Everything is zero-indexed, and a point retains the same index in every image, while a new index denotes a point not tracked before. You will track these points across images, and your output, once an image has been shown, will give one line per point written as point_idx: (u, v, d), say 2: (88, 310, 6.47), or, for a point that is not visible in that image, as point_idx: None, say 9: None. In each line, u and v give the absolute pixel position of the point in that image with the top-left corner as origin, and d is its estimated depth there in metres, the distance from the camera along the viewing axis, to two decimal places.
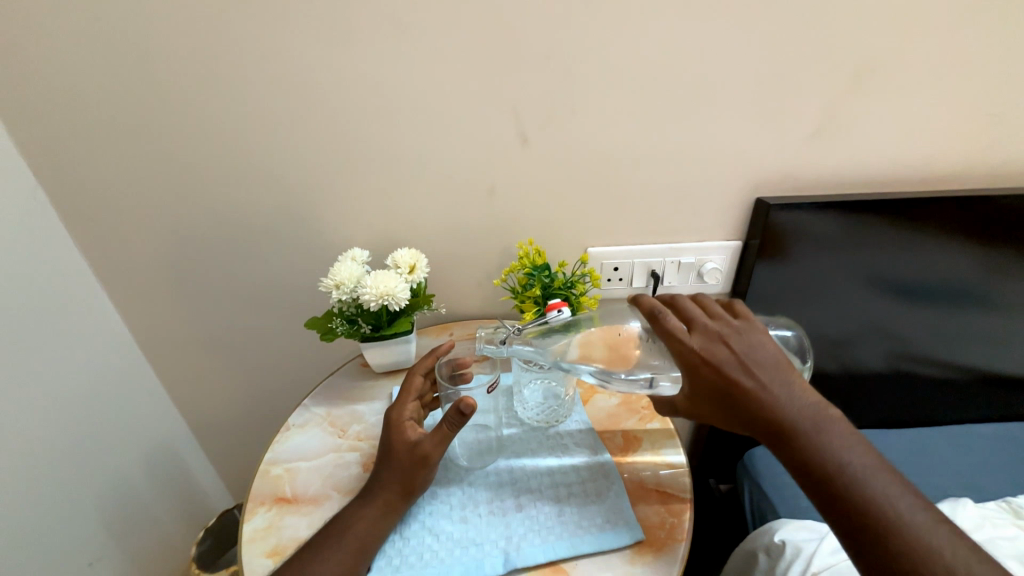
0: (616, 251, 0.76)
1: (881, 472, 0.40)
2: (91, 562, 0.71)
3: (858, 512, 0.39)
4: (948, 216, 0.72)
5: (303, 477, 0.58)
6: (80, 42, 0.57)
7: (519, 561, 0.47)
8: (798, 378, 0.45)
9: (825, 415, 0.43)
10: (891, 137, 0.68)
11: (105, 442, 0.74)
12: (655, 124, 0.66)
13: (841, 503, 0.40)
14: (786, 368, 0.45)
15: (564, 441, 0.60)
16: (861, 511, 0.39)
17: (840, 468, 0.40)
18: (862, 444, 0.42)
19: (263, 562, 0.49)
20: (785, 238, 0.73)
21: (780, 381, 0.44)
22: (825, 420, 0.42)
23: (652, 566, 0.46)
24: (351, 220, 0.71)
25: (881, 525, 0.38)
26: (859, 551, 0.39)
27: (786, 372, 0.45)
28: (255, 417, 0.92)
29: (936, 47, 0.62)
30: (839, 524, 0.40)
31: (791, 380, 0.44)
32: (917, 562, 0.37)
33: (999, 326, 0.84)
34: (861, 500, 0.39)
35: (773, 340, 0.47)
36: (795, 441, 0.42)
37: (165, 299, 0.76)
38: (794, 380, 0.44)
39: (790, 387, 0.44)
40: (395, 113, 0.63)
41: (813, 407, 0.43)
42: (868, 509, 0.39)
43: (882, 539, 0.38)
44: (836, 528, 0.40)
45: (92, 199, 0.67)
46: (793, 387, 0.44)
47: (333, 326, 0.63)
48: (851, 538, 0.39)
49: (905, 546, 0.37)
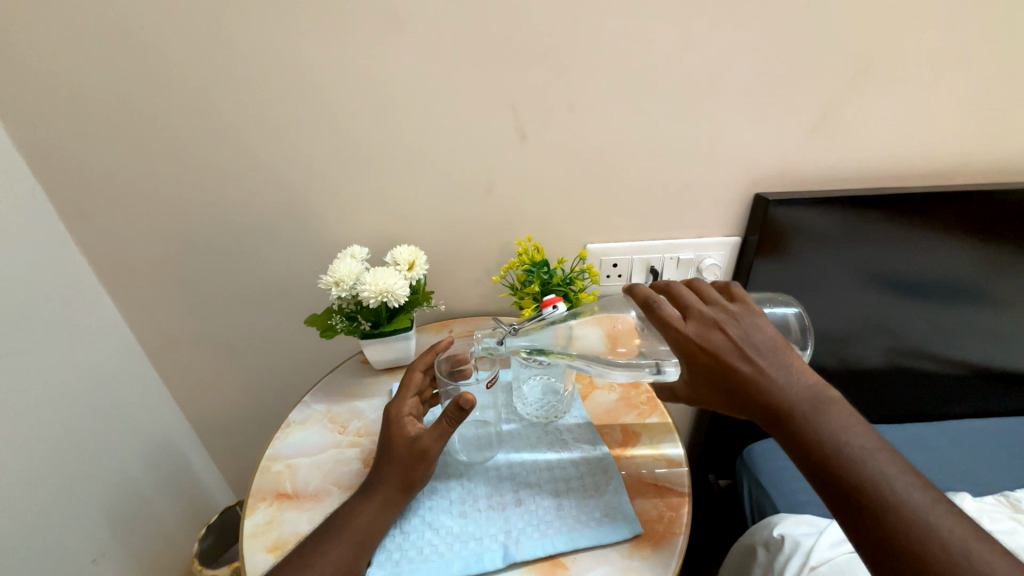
0: (615, 247, 0.76)
1: (880, 453, 0.40)
2: (95, 558, 0.71)
3: (857, 494, 0.39)
4: (949, 210, 0.72)
5: (303, 473, 0.58)
6: (79, 41, 0.57)
7: (518, 555, 0.47)
8: (795, 361, 0.45)
9: (823, 397, 0.43)
10: (890, 134, 0.68)
11: (106, 440, 0.74)
12: (654, 121, 0.66)
13: (839, 485, 0.40)
14: (783, 352, 0.45)
15: (563, 436, 0.61)
16: (860, 493, 0.39)
17: (837, 450, 0.40)
18: (860, 424, 0.42)
19: (264, 557, 0.49)
20: (784, 233, 0.73)
21: (777, 365, 0.44)
22: (823, 403, 0.42)
23: (651, 560, 0.46)
24: (351, 217, 0.71)
25: (880, 505, 0.38)
26: (857, 529, 0.39)
27: (783, 356, 0.45)
28: (257, 415, 0.93)
29: (935, 44, 0.62)
30: (837, 505, 0.40)
31: (788, 363, 0.44)
32: (915, 540, 0.37)
33: (999, 320, 0.84)
34: (859, 480, 0.39)
35: (769, 323, 0.47)
36: (793, 424, 0.42)
37: (167, 298, 0.77)
38: (790, 364, 0.44)
39: (787, 370, 0.44)
40: (394, 111, 0.63)
41: (811, 389, 0.43)
42: (866, 490, 0.39)
43: (881, 519, 0.38)
44: (834, 508, 0.40)
45: (94, 200, 0.67)
46: (789, 370, 0.44)
47: (333, 323, 0.64)
48: (851, 519, 0.39)
49: (905, 526, 0.37)
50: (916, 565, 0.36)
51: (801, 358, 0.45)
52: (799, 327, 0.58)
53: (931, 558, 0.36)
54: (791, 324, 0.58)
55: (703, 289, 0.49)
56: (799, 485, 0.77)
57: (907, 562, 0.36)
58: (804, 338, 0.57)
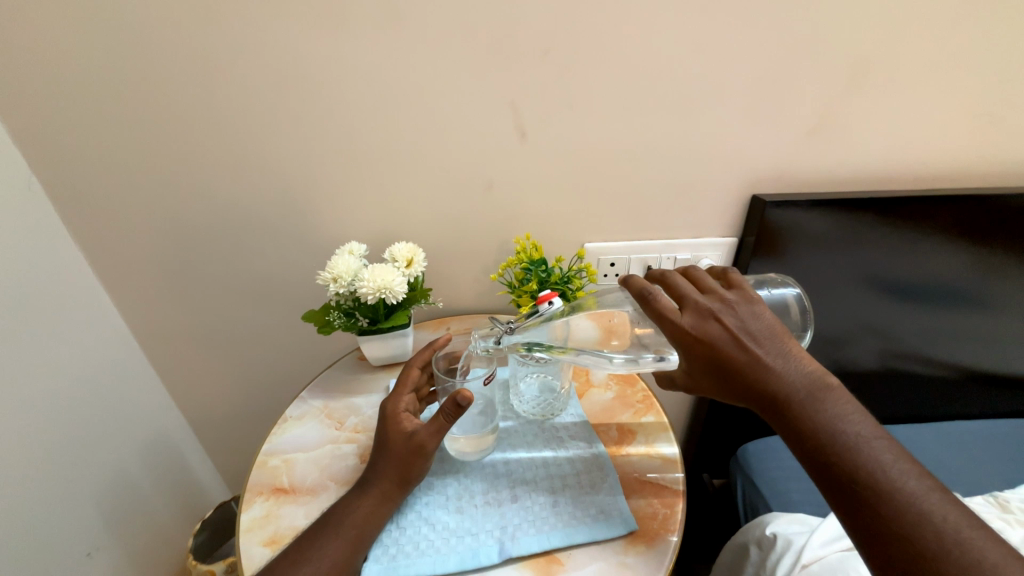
0: (612, 247, 0.76)
1: (874, 440, 0.41)
2: (90, 552, 0.71)
3: (852, 482, 0.40)
4: (945, 213, 0.73)
5: (301, 468, 0.58)
6: (74, 34, 0.56)
7: (513, 551, 0.47)
8: (791, 348, 0.45)
9: (821, 384, 0.43)
10: (885, 139, 0.69)
11: (99, 435, 0.74)
12: (652, 124, 0.66)
13: (834, 473, 0.40)
14: (780, 339, 0.45)
15: (560, 433, 0.61)
16: (854, 481, 0.40)
17: (831, 437, 0.41)
18: (855, 410, 0.42)
19: (260, 551, 0.49)
20: (780, 235, 0.74)
21: (774, 353, 0.44)
22: (820, 390, 0.43)
23: (643, 557, 0.47)
24: (350, 215, 0.72)
25: (873, 492, 0.39)
26: (851, 515, 0.40)
27: (779, 343, 0.45)
28: (253, 412, 0.93)
29: (931, 49, 0.62)
30: (831, 491, 0.41)
31: (785, 351, 0.45)
32: (908, 528, 0.37)
33: (992, 321, 0.85)
34: (854, 468, 0.40)
35: (766, 310, 0.47)
36: (789, 413, 0.43)
37: (165, 295, 0.77)
38: (787, 352, 0.45)
39: (783, 358, 0.44)
40: (394, 106, 0.63)
41: (809, 378, 0.43)
42: (860, 478, 0.40)
43: (874, 506, 0.39)
44: (830, 494, 0.41)
45: (92, 196, 0.67)
46: (786, 358, 0.44)
47: (331, 319, 0.63)
48: (845, 506, 0.40)
49: (896, 512, 0.38)
50: (908, 552, 0.37)
51: (798, 345, 0.46)
52: (799, 310, 0.58)
53: (923, 545, 0.37)
54: (790, 306, 0.58)
55: (700, 277, 0.49)
56: (793, 484, 0.78)
57: (899, 549, 0.37)
58: (803, 318, 0.57)
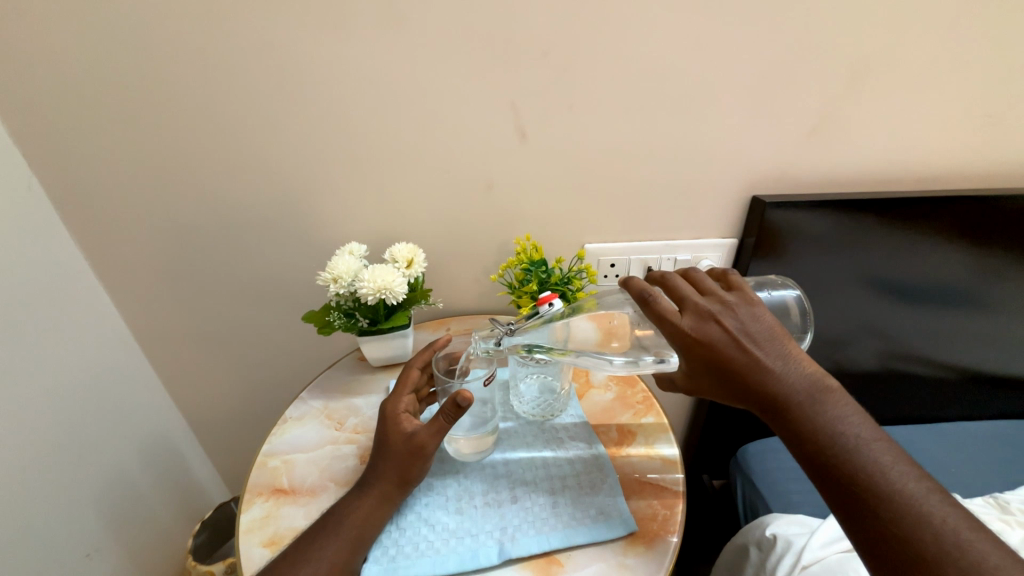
0: (612, 247, 0.76)
1: (873, 442, 0.41)
2: (90, 552, 0.71)
3: (851, 483, 0.40)
4: (945, 214, 0.73)
5: (301, 469, 0.58)
6: (74, 34, 0.56)
7: (513, 552, 0.47)
8: (791, 350, 0.45)
9: (820, 386, 0.43)
10: (885, 140, 0.69)
11: (99, 435, 0.74)
12: (652, 124, 0.66)
13: (833, 475, 0.40)
14: (780, 341, 0.45)
15: (560, 434, 0.62)
16: (853, 483, 0.40)
17: (831, 439, 0.41)
18: (854, 412, 0.42)
19: (260, 551, 0.49)
20: (780, 236, 0.74)
21: (774, 355, 0.44)
22: (819, 392, 0.43)
23: (643, 558, 0.47)
24: (350, 216, 0.72)
25: (872, 494, 0.39)
26: (850, 517, 0.40)
27: (779, 345, 0.45)
28: (253, 412, 0.93)
29: (930, 50, 0.62)
30: (831, 493, 0.41)
31: (784, 353, 0.45)
32: (907, 530, 0.37)
33: (991, 322, 0.85)
34: (853, 469, 0.40)
35: (766, 312, 0.47)
36: (788, 414, 0.43)
37: (165, 295, 0.77)
38: (787, 353, 0.45)
39: (783, 360, 0.44)
40: (395, 107, 0.63)
41: (808, 379, 0.43)
42: (860, 480, 0.40)
43: (873, 508, 0.39)
44: (829, 496, 0.41)
45: (93, 196, 0.67)
46: (786, 360, 0.44)
47: (331, 319, 0.63)
48: (844, 507, 0.40)
49: (895, 514, 0.38)
50: (907, 554, 0.37)
51: (798, 347, 0.46)
52: (799, 311, 0.58)
53: (922, 546, 0.37)
54: (790, 307, 0.58)
55: (700, 279, 0.49)
56: (793, 485, 0.78)
57: (898, 550, 0.37)
58: (803, 319, 0.57)
